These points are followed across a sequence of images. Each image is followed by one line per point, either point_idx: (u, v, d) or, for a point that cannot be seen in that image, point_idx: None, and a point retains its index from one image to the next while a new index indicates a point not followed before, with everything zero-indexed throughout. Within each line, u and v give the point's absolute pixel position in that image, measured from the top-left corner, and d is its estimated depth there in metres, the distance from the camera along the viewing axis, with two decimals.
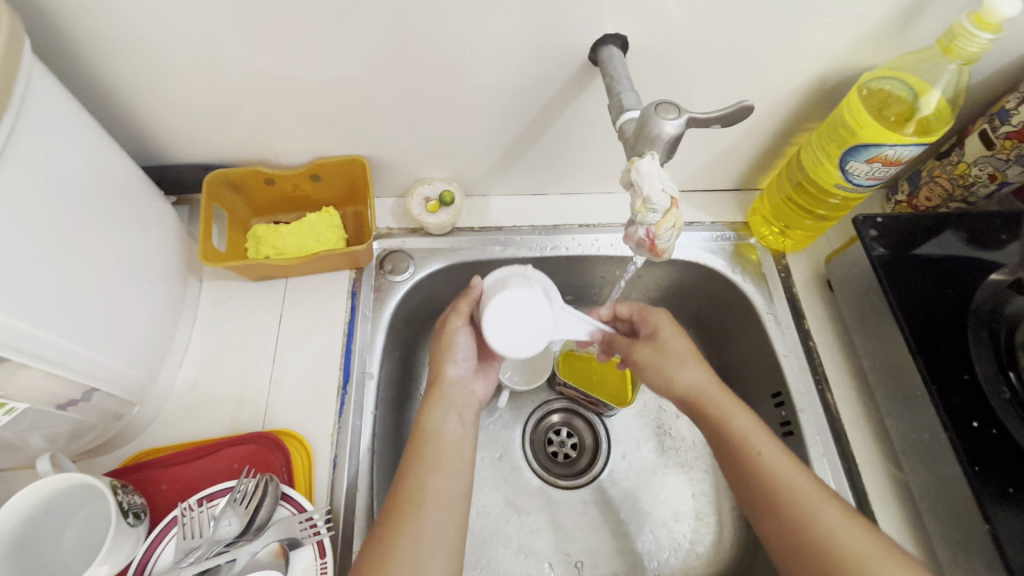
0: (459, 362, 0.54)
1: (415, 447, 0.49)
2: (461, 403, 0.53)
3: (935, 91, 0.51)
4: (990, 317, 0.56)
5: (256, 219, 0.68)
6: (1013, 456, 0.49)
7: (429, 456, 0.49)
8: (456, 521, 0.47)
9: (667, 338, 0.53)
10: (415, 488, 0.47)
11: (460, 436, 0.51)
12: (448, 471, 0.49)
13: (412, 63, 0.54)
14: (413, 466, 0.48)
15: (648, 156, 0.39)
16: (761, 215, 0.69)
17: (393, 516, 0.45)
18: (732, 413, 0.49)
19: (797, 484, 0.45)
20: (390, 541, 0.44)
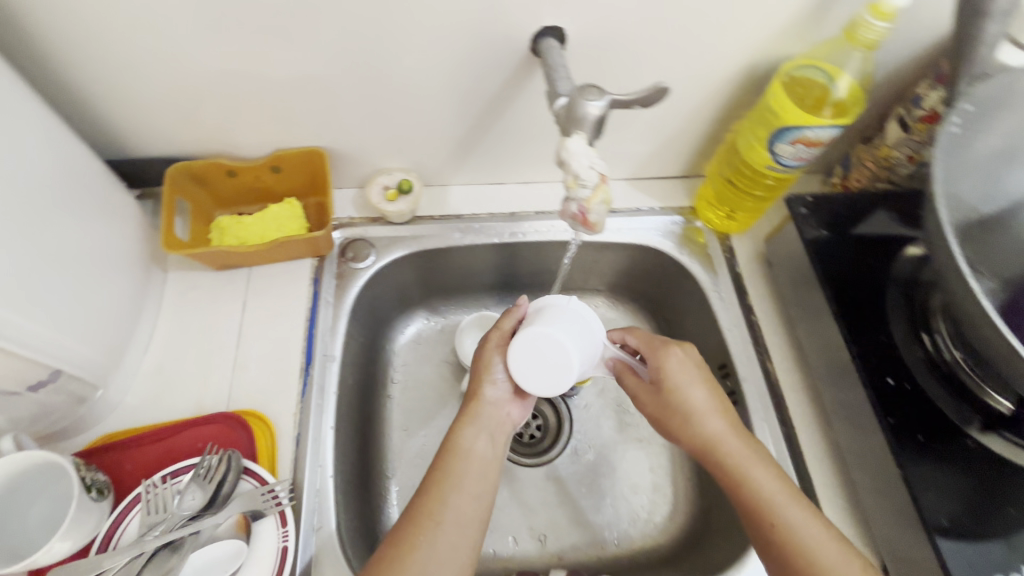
0: (498, 383, 0.56)
1: (442, 464, 0.52)
2: (495, 425, 0.56)
3: (845, 76, 0.55)
4: (907, 285, 0.61)
5: (219, 212, 0.70)
6: (925, 409, 0.54)
7: (456, 480, 0.51)
8: (470, 542, 0.49)
9: (683, 382, 0.53)
10: (435, 506, 0.49)
11: (490, 461, 0.54)
12: (467, 494, 0.51)
13: (367, 57, 0.56)
14: (438, 482, 0.51)
15: (576, 136, 0.43)
16: (706, 199, 0.73)
17: (408, 530, 0.48)
18: (751, 473, 0.49)
19: (823, 555, 0.44)
20: (404, 553, 0.46)
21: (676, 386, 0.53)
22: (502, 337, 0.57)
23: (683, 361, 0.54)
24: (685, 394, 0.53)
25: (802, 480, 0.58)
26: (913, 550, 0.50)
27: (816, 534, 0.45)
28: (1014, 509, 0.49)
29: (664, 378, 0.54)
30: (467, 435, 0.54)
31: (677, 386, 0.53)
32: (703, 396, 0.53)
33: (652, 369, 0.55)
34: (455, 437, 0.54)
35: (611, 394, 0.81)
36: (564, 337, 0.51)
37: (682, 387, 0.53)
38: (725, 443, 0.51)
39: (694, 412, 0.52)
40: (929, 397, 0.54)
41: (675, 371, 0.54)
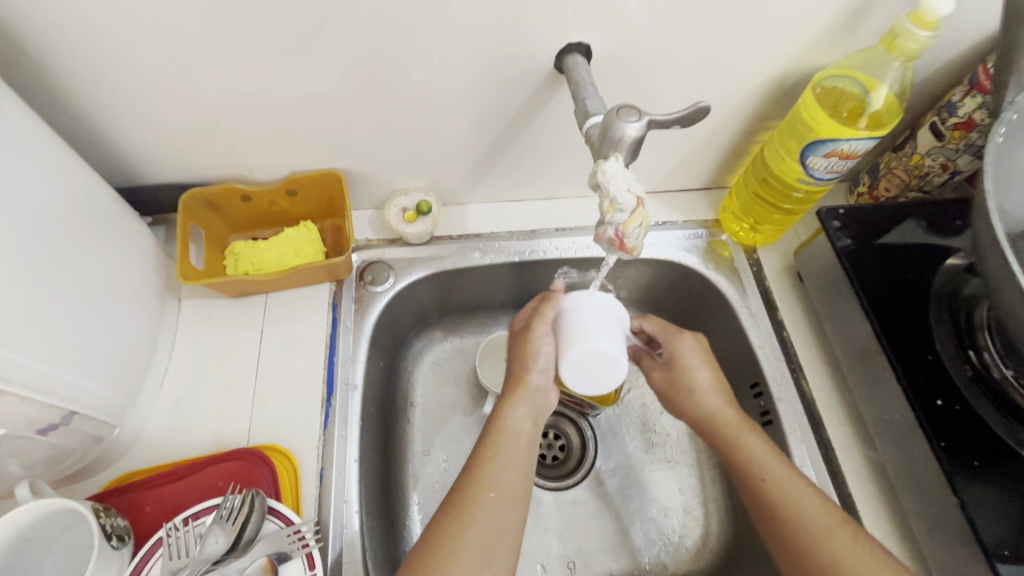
0: (545, 367, 0.54)
1: (490, 441, 0.51)
2: (538, 407, 0.54)
3: (883, 87, 0.54)
4: (950, 299, 0.59)
5: (233, 237, 0.68)
6: (977, 430, 0.52)
7: (507, 453, 0.50)
8: (518, 516, 0.48)
9: (691, 359, 0.57)
10: (486, 479, 0.48)
11: (530, 442, 0.52)
12: (514, 470, 0.49)
13: (384, 75, 0.55)
14: (487, 457, 0.49)
15: (613, 158, 0.41)
16: (731, 211, 0.71)
17: (461, 504, 0.47)
18: (744, 438, 0.52)
19: (804, 509, 0.46)
20: (466, 527, 0.45)
21: (685, 361, 0.57)
22: (546, 327, 0.55)
23: (696, 347, 0.58)
24: (692, 371, 0.57)
25: (847, 506, 0.56)
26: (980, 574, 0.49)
27: (800, 492, 0.47)
28: None
29: (676, 360, 0.58)
30: (512, 410, 0.52)
31: (687, 367, 0.57)
32: (705, 373, 0.57)
33: (665, 351, 0.59)
34: (502, 418, 0.52)
35: (637, 412, 0.79)
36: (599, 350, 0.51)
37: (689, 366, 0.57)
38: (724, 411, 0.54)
39: (702, 389, 0.56)
40: (980, 419, 0.52)
41: (691, 357, 0.57)
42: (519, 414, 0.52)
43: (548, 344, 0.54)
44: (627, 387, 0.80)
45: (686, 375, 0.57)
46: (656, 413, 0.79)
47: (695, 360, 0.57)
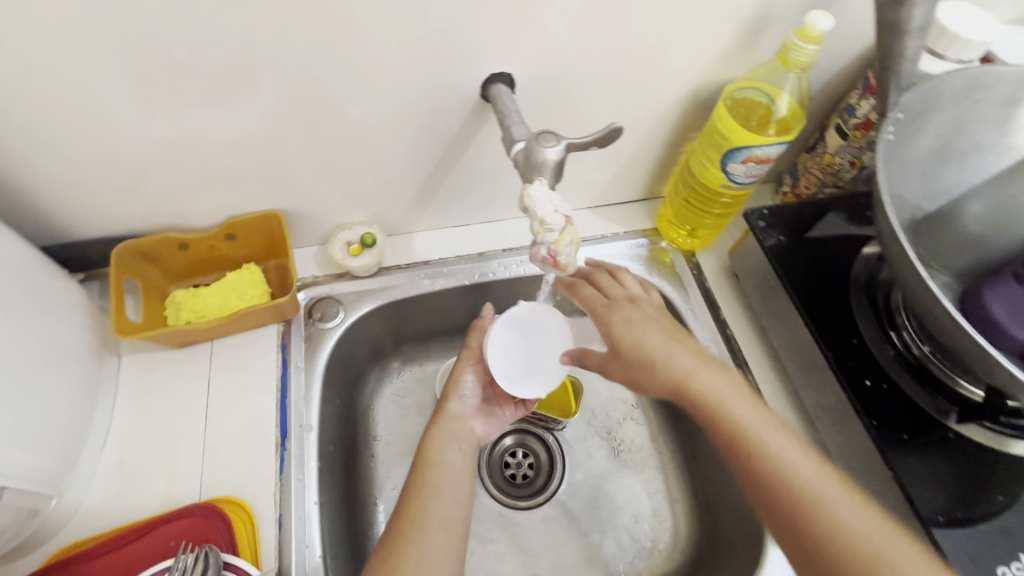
0: (464, 399, 0.61)
1: (419, 472, 0.53)
2: (461, 437, 0.57)
3: (784, 95, 0.58)
4: (869, 285, 0.63)
5: (173, 286, 0.67)
6: (905, 407, 0.55)
7: (436, 483, 0.52)
8: (454, 545, 0.48)
9: (640, 327, 0.54)
10: (417, 511, 0.49)
11: (457, 469, 0.54)
12: (439, 502, 0.50)
13: (315, 116, 0.55)
14: (417, 489, 0.51)
15: (537, 182, 0.43)
16: (667, 219, 0.75)
17: (394, 540, 0.47)
18: (731, 406, 0.49)
19: (804, 478, 0.45)
20: (396, 564, 0.46)
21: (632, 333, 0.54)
22: (470, 361, 0.63)
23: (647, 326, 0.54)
24: (641, 333, 0.54)
25: None
26: (924, 541, 0.52)
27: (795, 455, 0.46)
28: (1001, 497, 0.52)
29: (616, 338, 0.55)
30: (437, 444, 0.55)
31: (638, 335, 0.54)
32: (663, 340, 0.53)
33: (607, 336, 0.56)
34: (427, 451, 0.55)
35: (600, 422, 0.80)
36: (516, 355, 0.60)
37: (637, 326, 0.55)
38: (716, 385, 0.51)
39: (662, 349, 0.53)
40: (907, 395, 0.56)
41: (647, 331, 0.54)
42: (443, 445, 0.55)
43: (468, 377, 0.62)
44: (589, 399, 0.81)
45: (644, 339, 0.53)
46: (618, 421, 0.80)
47: (651, 334, 0.53)
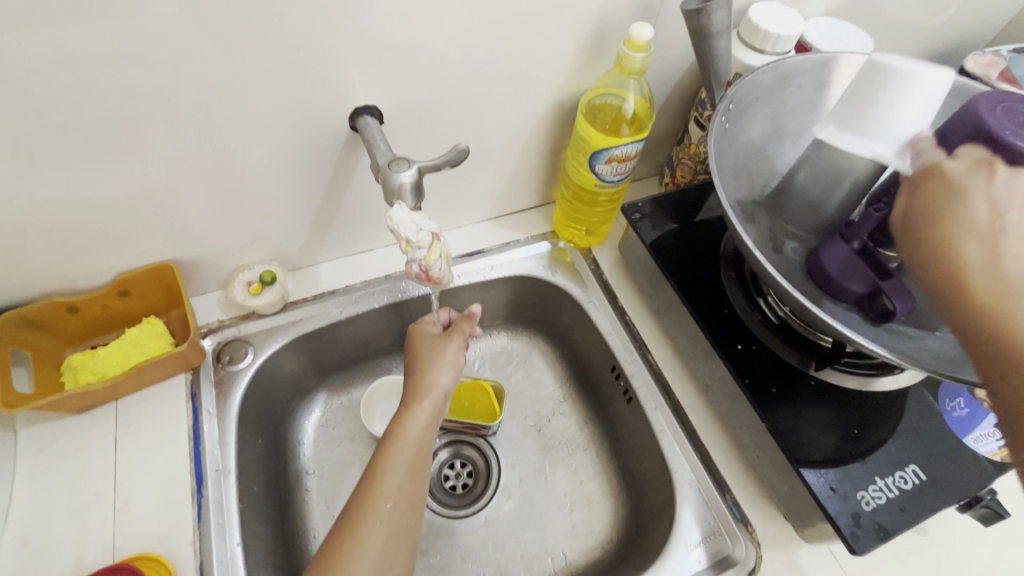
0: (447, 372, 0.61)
1: (393, 447, 0.55)
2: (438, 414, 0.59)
3: (632, 98, 0.64)
4: (736, 260, 0.70)
5: (69, 350, 0.65)
6: (774, 363, 0.62)
7: (406, 457, 0.54)
8: (414, 521, 0.53)
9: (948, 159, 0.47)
10: (385, 486, 0.52)
11: (428, 447, 0.57)
12: (402, 473, 0.53)
13: (189, 165, 0.56)
14: (390, 464, 0.53)
15: (398, 205, 0.46)
16: (562, 221, 0.79)
17: (357, 515, 0.50)
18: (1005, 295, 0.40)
19: None
20: (357, 537, 0.49)
21: (967, 211, 0.44)
22: (461, 341, 0.63)
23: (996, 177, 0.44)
24: (969, 208, 0.44)
25: (700, 453, 0.64)
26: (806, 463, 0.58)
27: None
28: (859, 431, 0.58)
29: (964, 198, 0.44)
30: (413, 416, 0.57)
31: (954, 206, 0.44)
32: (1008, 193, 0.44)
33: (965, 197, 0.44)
34: (404, 425, 0.56)
35: (530, 419, 0.82)
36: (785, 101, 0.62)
37: (961, 198, 0.44)
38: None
39: (966, 235, 0.43)
40: (774, 353, 0.62)
41: (980, 202, 0.44)
42: (416, 421, 0.56)
43: (457, 353, 0.62)
44: (517, 399, 0.84)
45: (965, 221, 0.44)
46: (548, 418, 0.82)
47: (987, 212, 0.43)
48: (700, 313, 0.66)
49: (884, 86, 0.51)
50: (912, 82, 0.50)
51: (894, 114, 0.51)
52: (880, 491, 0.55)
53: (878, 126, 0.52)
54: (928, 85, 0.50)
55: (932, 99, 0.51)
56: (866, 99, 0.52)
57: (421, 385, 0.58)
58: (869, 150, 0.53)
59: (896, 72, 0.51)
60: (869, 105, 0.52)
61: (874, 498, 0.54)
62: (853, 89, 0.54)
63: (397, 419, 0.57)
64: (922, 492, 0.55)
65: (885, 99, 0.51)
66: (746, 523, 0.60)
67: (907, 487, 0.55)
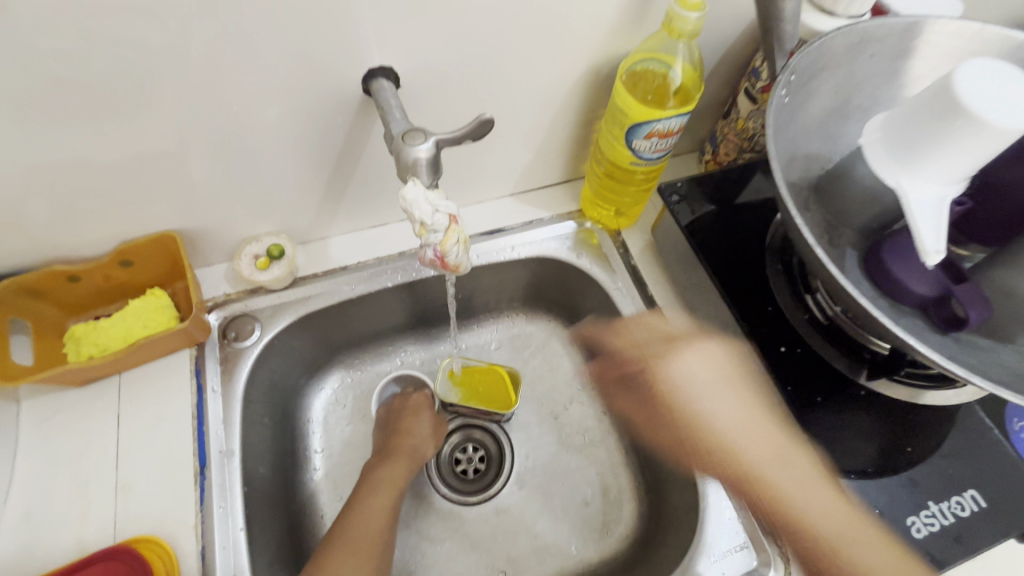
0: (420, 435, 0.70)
1: (358, 500, 0.60)
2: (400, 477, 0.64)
3: (679, 63, 0.57)
4: (783, 251, 0.64)
5: (72, 320, 0.63)
6: (819, 368, 0.56)
7: (380, 503, 0.61)
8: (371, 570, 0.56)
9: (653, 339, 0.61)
10: (346, 536, 0.56)
11: (391, 506, 0.61)
12: (381, 502, 0.61)
13: (187, 130, 0.52)
14: (355, 514, 0.59)
15: (411, 182, 0.41)
16: (590, 200, 0.73)
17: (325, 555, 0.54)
18: (774, 479, 0.50)
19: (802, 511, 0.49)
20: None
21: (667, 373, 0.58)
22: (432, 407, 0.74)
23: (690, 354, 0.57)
24: (684, 369, 0.56)
25: None
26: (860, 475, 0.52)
27: (851, 526, 0.47)
28: (910, 448, 0.53)
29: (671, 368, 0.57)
30: (386, 472, 0.64)
31: (705, 412, 0.55)
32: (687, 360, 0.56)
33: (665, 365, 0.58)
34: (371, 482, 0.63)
35: (546, 408, 0.78)
36: (850, 74, 0.54)
37: (671, 366, 0.57)
38: (763, 442, 0.52)
39: (735, 432, 0.53)
40: (821, 356, 0.57)
41: (677, 371, 0.57)
42: (391, 470, 0.64)
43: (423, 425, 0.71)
44: (533, 385, 0.80)
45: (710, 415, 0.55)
46: (565, 406, 0.79)
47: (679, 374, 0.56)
48: (738, 310, 0.60)
49: (949, 123, 0.45)
50: (982, 133, 0.44)
51: (940, 160, 0.46)
52: (932, 518, 0.50)
53: (920, 163, 0.47)
54: (987, 142, 0.44)
55: (980, 158, 0.45)
56: (924, 126, 0.46)
57: (398, 447, 0.67)
58: (895, 184, 0.48)
59: (974, 112, 0.44)
60: (925, 139, 0.46)
61: (924, 524, 0.50)
62: (924, 107, 0.46)
63: (366, 482, 0.63)
64: (978, 519, 0.50)
65: (942, 138, 0.45)
66: (776, 536, 0.56)
67: (962, 515, 0.50)
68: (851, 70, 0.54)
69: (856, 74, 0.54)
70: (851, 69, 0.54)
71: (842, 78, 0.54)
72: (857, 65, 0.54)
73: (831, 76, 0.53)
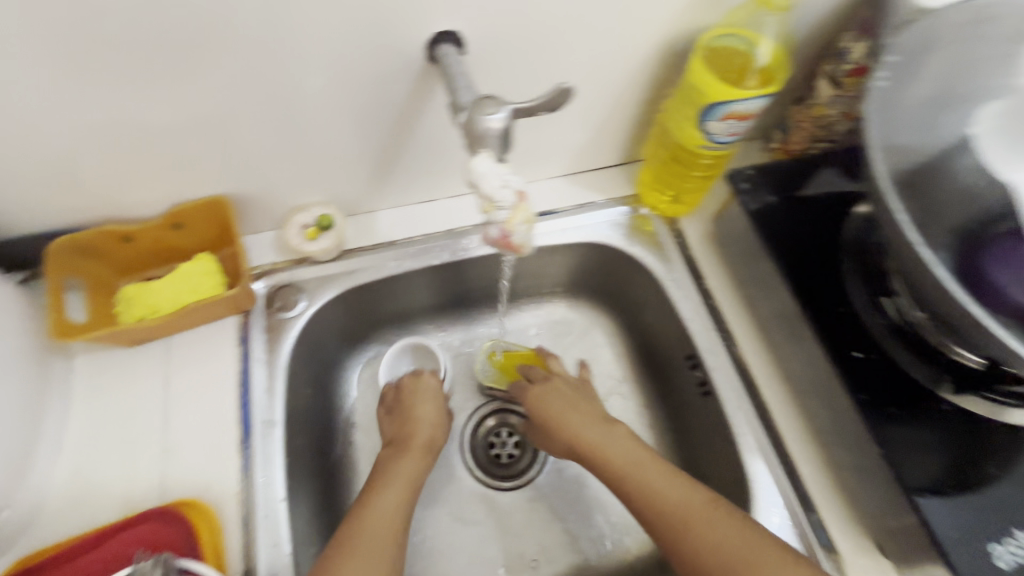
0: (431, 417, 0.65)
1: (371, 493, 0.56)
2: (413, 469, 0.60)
3: (767, 40, 0.53)
4: (860, 249, 0.59)
5: (123, 280, 0.63)
6: (895, 377, 0.52)
7: (393, 498, 0.56)
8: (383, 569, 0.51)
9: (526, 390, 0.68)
10: (358, 533, 0.52)
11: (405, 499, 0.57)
12: (395, 498, 0.56)
13: (243, 91, 0.50)
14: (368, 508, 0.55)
15: (483, 154, 0.39)
16: (648, 184, 0.70)
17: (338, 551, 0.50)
18: (659, 489, 0.53)
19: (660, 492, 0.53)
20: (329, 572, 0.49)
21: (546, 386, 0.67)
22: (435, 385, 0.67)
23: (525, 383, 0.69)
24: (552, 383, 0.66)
25: (784, 464, 0.57)
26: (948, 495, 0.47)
27: (735, 535, 0.48)
28: (997, 471, 0.49)
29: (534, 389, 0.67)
30: (400, 465, 0.60)
31: (545, 405, 0.64)
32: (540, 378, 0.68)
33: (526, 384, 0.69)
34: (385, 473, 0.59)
35: None
36: (967, 54, 0.49)
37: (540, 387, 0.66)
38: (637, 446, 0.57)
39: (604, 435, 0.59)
40: (898, 365, 0.53)
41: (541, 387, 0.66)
42: (404, 463, 0.60)
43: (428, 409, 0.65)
44: None
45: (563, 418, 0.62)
46: None
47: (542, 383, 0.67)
48: (808, 310, 0.56)
49: None
50: None
51: None
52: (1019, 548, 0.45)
53: None
54: None
55: None
56: None
57: (409, 436, 0.63)
58: None
59: None
60: None
61: (1010, 554, 0.45)
62: None
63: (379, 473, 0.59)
64: None
65: None
66: (833, 550, 0.53)
67: None
68: (969, 48, 0.48)
69: (973, 54, 0.49)
70: (969, 47, 0.48)
71: (956, 57, 0.49)
72: (975, 43, 0.48)
73: (946, 54, 0.48)
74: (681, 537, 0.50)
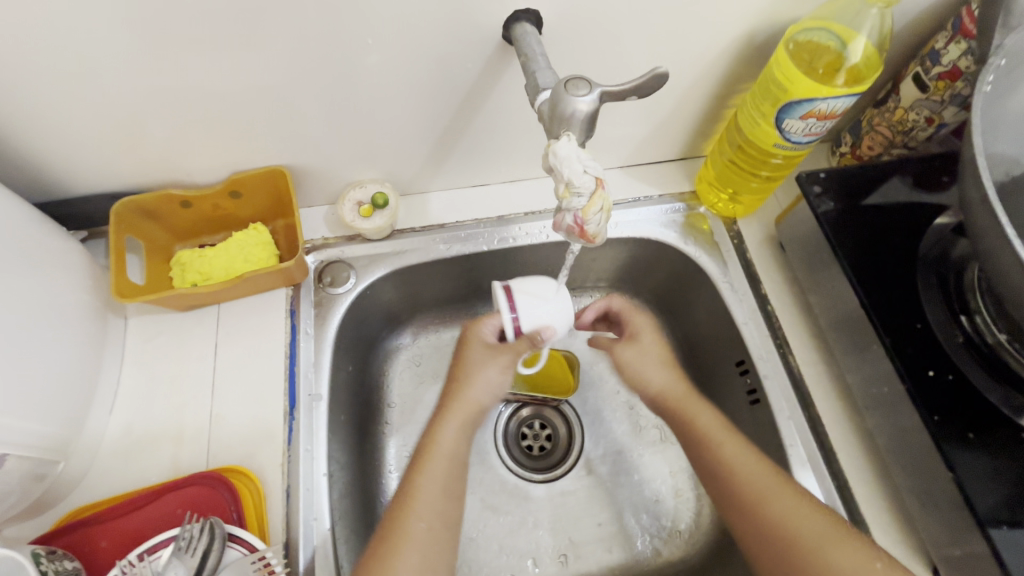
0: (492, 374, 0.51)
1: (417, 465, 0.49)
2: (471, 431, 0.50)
3: (861, 38, 0.51)
4: (938, 263, 0.56)
5: (178, 245, 0.64)
6: (968, 401, 0.50)
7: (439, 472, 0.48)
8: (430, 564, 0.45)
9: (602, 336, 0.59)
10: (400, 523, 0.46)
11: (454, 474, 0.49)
12: (439, 481, 0.48)
13: (315, 62, 0.50)
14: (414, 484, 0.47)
15: (564, 138, 0.38)
16: (708, 181, 0.68)
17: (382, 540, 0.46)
18: (745, 465, 0.49)
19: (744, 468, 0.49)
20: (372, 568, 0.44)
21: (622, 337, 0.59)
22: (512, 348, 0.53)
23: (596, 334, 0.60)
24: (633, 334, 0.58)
25: (836, 480, 0.55)
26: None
27: (817, 526, 0.45)
28: None
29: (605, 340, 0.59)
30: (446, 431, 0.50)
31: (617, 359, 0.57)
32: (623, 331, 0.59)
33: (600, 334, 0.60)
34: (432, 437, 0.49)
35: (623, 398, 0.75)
36: None
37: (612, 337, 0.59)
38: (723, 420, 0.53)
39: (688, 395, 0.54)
40: (973, 387, 0.50)
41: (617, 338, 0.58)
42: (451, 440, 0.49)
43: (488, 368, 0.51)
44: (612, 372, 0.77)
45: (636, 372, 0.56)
46: None
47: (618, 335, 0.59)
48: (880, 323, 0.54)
49: None
50: None
51: None
52: None
53: None
54: None
55: None
56: None
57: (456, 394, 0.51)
58: None
59: None
60: None
61: None
62: None
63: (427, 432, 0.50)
64: None
65: None
66: None
67: None
68: None
69: None
70: None
71: None
72: None
73: None
74: (756, 510, 0.47)
